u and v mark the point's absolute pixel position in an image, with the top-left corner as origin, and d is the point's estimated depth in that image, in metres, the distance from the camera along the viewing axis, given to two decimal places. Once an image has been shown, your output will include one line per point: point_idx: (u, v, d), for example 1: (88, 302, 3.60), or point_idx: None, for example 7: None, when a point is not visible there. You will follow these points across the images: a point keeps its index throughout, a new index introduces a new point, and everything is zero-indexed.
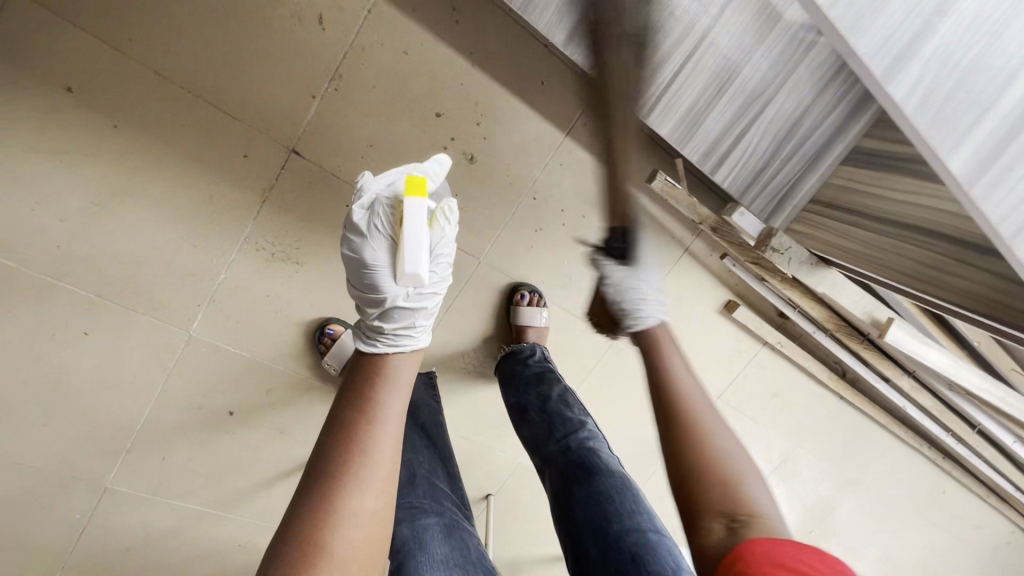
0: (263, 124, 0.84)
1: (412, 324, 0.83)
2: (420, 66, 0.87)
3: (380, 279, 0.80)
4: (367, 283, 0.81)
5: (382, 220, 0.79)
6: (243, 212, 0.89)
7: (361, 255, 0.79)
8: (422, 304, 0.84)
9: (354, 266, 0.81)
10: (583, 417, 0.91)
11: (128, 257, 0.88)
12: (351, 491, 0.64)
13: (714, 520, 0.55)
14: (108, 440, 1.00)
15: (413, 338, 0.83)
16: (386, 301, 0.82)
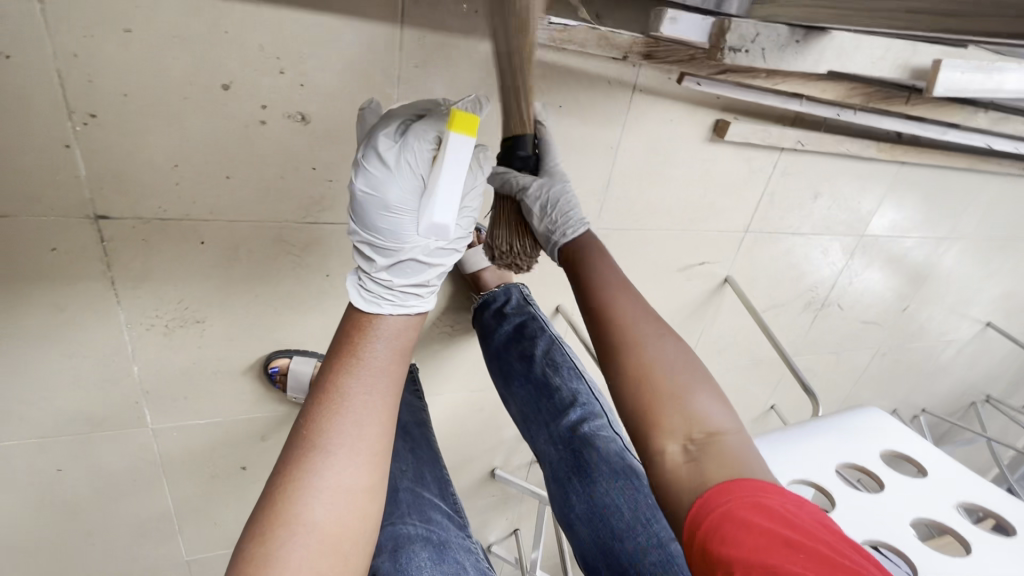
0: (44, 206, 0.67)
1: (426, 284, 0.70)
2: (160, 36, 0.62)
3: (400, 224, 0.65)
4: (383, 228, 0.66)
5: (415, 155, 0.63)
6: (103, 302, 0.76)
7: (381, 192, 0.63)
8: (440, 263, 0.70)
9: (365, 198, 0.64)
10: (574, 385, 0.82)
11: (32, 397, 0.80)
12: (331, 464, 0.57)
13: (671, 443, 0.54)
14: (157, 531, 1.03)
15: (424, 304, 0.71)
16: (402, 253, 0.66)
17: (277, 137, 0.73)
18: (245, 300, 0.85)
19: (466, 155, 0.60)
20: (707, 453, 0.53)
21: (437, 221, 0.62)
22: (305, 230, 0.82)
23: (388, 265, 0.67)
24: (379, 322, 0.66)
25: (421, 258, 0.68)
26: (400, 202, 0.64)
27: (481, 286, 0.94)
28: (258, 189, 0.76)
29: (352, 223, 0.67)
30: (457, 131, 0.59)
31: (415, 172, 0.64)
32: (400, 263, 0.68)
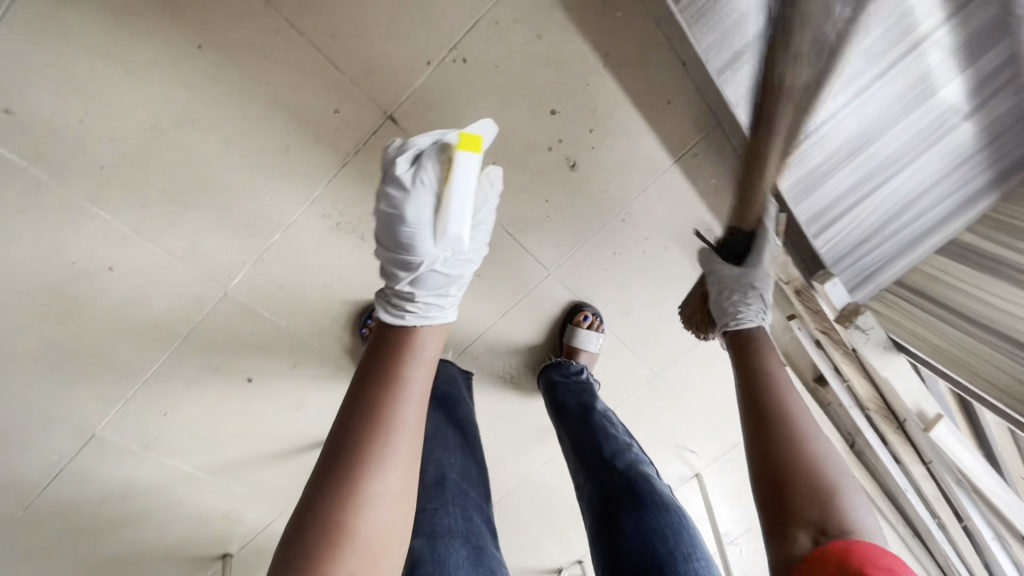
0: (366, 81, 0.74)
1: (445, 293, 0.72)
2: (552, 55, 0.76)
3: (418, 239, 0.67)
4: (404, 242, 0.67)
5: (429, 169, 0.65)
6: (319, 171, 0.79)
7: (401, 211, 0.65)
8: (457, 271, 0.73)
9: (388, 219, 0.66)
10: (627, 438, 0.88)
11: (178, 194, 0.76)
12: (372, 483, 0.56)
13: (802, 531, 0.53)
14: (110, 385, 0.89)
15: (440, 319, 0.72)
16: (420, 263, 0.69)
17: (546, 164, 0.86)
18: None
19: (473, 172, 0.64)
20: (842, 544, 0.50)
21: (453, 234, 0.66)
22: (496, 233, 0.92)
23: (407, 275, 0.69)
24: (418, 342, 0.66)
25: (430, 273, 0.70)
26: (419, 216, 0.66)
27: (571, 359, 1.02)
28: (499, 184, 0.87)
29: (382, 243, 0.69)
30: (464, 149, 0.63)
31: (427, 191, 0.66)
32: (420, 277, 0.70)
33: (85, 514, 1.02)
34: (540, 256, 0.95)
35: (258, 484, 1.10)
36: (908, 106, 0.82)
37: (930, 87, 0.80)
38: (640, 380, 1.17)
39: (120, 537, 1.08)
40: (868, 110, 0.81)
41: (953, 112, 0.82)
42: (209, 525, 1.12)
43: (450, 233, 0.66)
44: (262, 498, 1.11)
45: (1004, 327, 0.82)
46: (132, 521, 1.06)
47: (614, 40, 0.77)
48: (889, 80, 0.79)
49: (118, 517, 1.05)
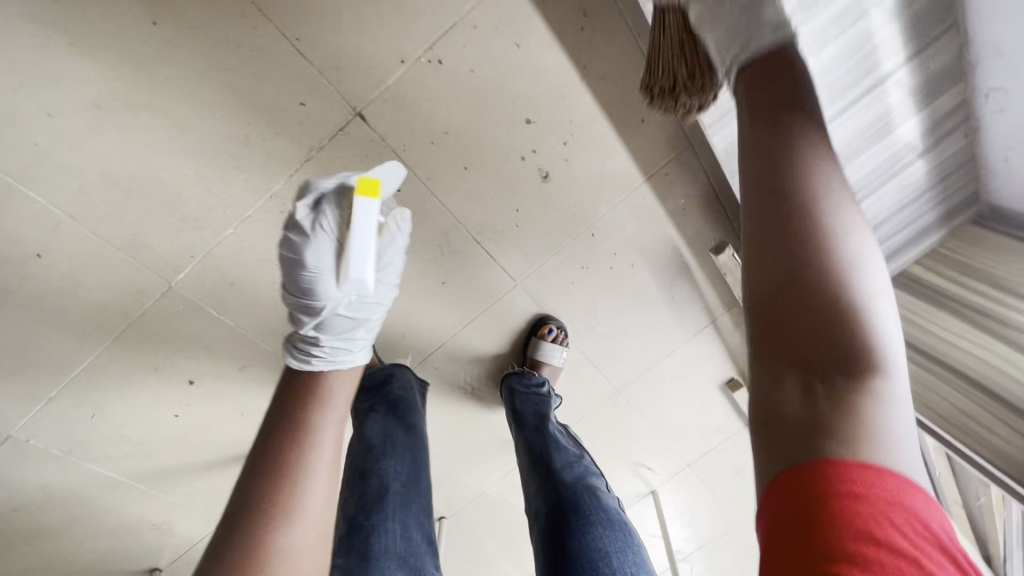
0: (335, 76, 0.71)
1: (352, 338, 0.67)
2: (529, 64, 0.75)
3: (320, 286, 0.61)
4: (305, 288, 0.61)
5: (329, 209, 0.59)
6: (280, 166, 0.75)
7: (298, 257, 0.59)
8: (365, 317, 0.67)
9: (286, 262, 0.60)
10: (580, 452, 0.86)
11: (122, 179, 0.71)
12: (283, 537, 0.51)
13: (798, 350, 0.35)
14: (31, 383, 0.82)
15: (350, 363, 0.67)
16: (324, 310, 0.62)
17: (518, 173, 0.85)
18: None
19: (372, 217, 0.59)
20: (851, 384, 0.33)
21: (357, 278, 0.60)
22: (463, 240, 0.89)
23: (309, 322, 0.63)
24: (328, 389, 0.64)
25: (336, 318, 0.64)
26: (319, 261, 0.59)
27: (533, 372, 1.00)
28: (469, 191, 0.85)
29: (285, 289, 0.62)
30: (363, 195, 0.59)
31: (329, 236, 0.60)
32: (324, 322, 0.64)
33: None
34: (507, 267, 0.94)
35: (194, 496, 1.02)
36: (869, 142, 0.86)
37: (890, 125, 0.85)
38: (601, 395, 1.17)
39: (31, 549, 0.98)
40: (837, 145, 0.85)
41: (912, 152, 0.88)
42: (136, 539, 1.04)
43: (353, 278, 0.60)
44: (197, 510, 1.04)
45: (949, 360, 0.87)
46: (48, 533, 0.97)
47: (594, 53, 0.77)
48: (854, 115, 0.83)
49: (30, 526, 0.95)
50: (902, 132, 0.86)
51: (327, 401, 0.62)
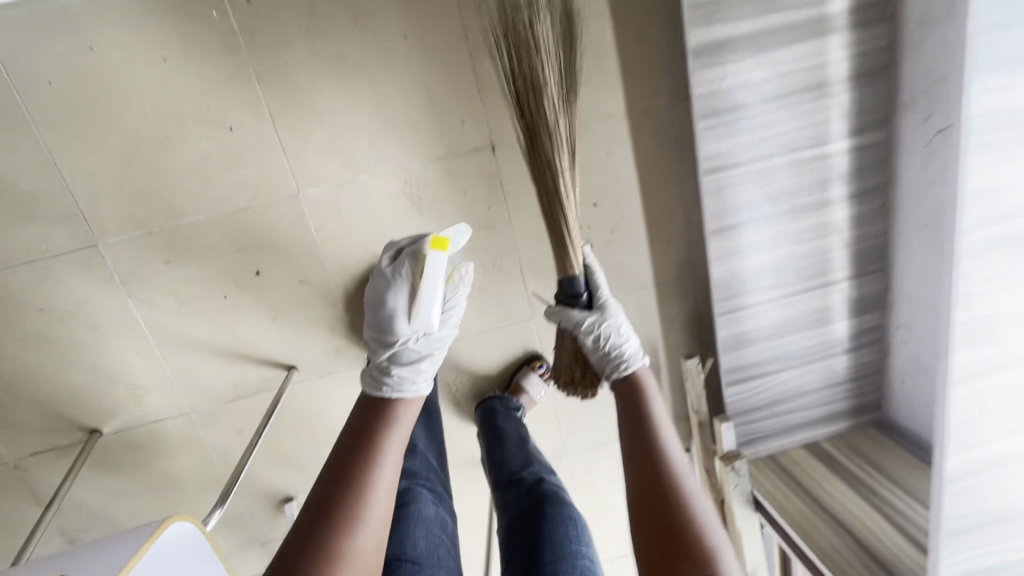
0: (492, 117, 1.02)
1: (418, 366, 0.87)
2: (613, 170, 1.08)
3: (396, 319, 0.89)
4: (385, 324, 0.89)
5: (408, 266, 0.90)
6: (423, 152, 1.03)
7: (385, 298, 0.89)
8: (427, 351, 0.89)
9: (376, 307, 0.91)
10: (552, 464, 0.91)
11: (319, 109, 0.97)
12: (353, 533, 0.66)
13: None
14: (145, 213, 0.98)
15: (418, 390, 0.84)
16: (397, 339, 0.88)
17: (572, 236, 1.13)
18: None
19: (440, 265, 0.88)
20: None
21: (422, 314, 0.87)
22: (512, 266, 1.14)
23: (389, 351, 0.88)
24: (400, 410, 0.81)
25: (408, 347, 0.89)
26: (397, 301, 0.89)
27: (514, 395, 1.17)
28: (533, 233, 1.12)
29: (373, 327, 0.91)
30: (435, 246, 0.89)
31: (405, 281, 0.90)
32: (397, 353, 0.88)
33: (11, 314, 1.01)
34: (532, 301, 1.17)
35: (181, 376, 1.10)
36: (815, 323, 1.15)
37: (829, 318, 1.15)
38: (550, 452, 1.32)
39: (19, 354, 1.03)
40: (788, 314, 1.13)
41: (837, 347, 1.17)
42: (104, 392, 1.09)
43: (422, 315, 0.88)
44: (174, 390, 1.11)
45: (835, 512, 1.08)
46: (45, 345, 1.04)
47: (655, 182, 1.10)
48: (809, 297, 1.12)
49: (36, 334, 1.03)
50: (836, 328, 1.16)
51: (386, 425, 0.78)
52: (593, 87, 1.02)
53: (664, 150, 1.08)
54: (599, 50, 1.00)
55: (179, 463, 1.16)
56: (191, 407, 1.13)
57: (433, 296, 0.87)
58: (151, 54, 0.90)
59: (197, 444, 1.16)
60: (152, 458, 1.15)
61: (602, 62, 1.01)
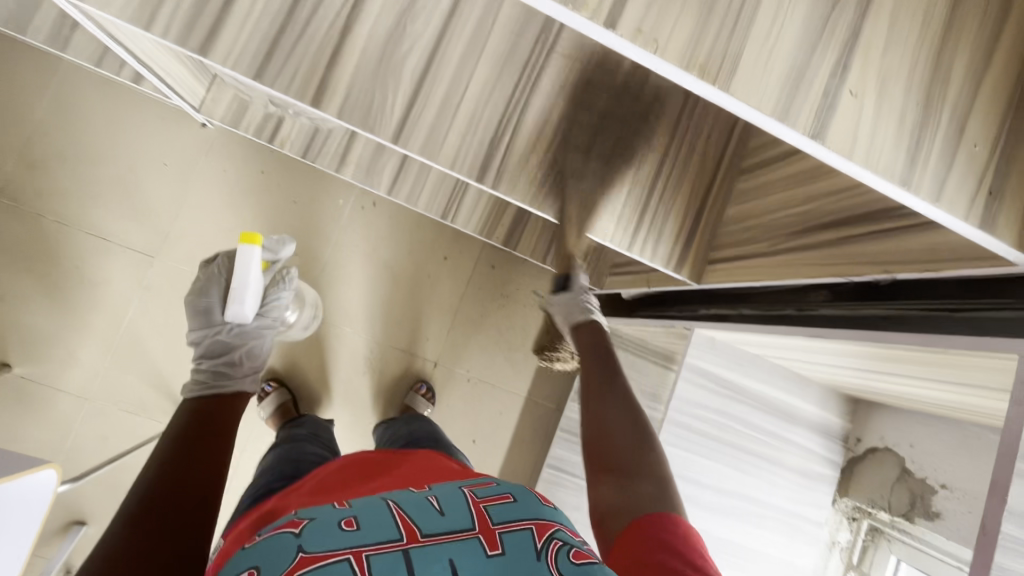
0: (445, 346, 1.49)
1: (236, 358, 1.08)
2: (497, 425, 1.50)
3: (210, 314, 1.09)
4: (202, 317, 1.10)
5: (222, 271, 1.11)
6: (392, 339, 1.47)
7: (199, 297, 1.09)
8: (240, 342, 1.10)
9: (195, 307, 1.09)
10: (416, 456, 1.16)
11: (353, 278, 1.45)
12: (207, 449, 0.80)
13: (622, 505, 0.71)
14: (199, 260, 1.35)
15: (242, 382, 1.05)
16: (210, 330, 1.09)
17: None
18: (363, 398, 1.45)
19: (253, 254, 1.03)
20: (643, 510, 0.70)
21: (234, 306, 1.06)
22: None
23: (205, 345, 1.08)
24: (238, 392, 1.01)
25: (223, 338, 1.09)
26: (209, 298, 1.09)
27: None
28: None
29: (193, 327, 1.10)
30: (248, 243, 1.03)
31: (219, 278, 1.11)
32: (212, 344, 1.08)
33: (53, 257, 1.30)
34: None
35: (109, 370, 1.31)
36: None
37: None
38: None
39: (24, 282, 1.28)
40: None
41: None
42: (46, 344, 1.29)
43: (232, 305, 1.06)
44: (94, 376, 1.30)
45: None
46: (48, 288, 1.29)
47: (519, 453, 1.50)
48: None
49: (51, 279, 1.29)
50: None
51: (213, 439, 0.82)
52: (513, 369, 1.51)
53: (535, 435, 1.51)
54: (530, 353, 1.52)
55: (33, 434, 1.27)
56: (92, 397, 1.30)
57: (245, 284, 1.05)
58: (289, 194, 1.40)
59: (63, 426, 1.29)
60: (20, 415, 1.27)
61: (527, 359, 1.52)
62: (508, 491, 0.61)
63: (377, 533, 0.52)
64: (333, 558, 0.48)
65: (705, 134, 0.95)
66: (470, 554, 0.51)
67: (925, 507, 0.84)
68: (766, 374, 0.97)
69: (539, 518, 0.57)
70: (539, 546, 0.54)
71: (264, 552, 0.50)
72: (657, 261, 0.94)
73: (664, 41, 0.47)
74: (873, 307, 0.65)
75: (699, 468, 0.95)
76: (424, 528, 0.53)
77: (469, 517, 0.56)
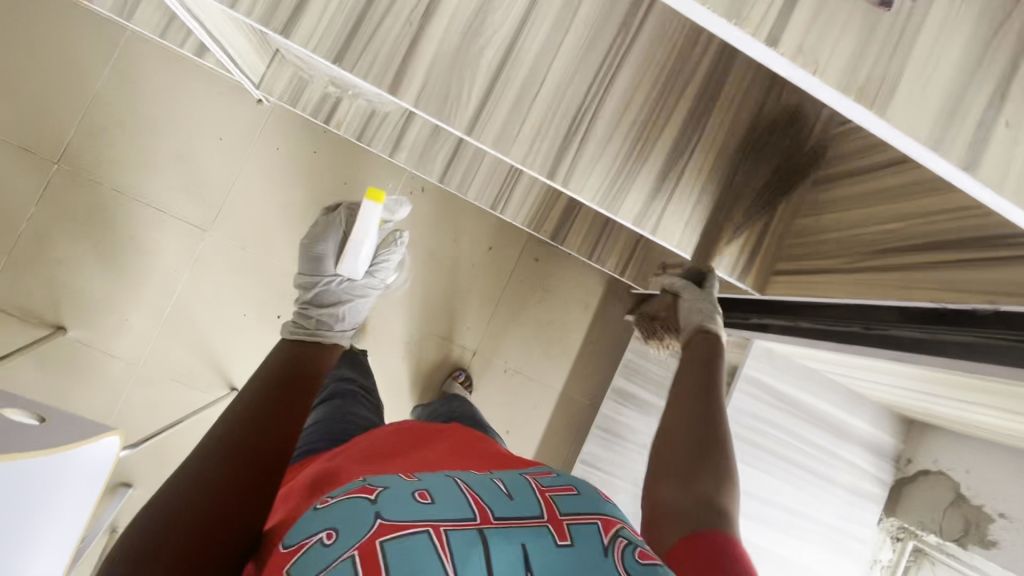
0: (483, 336, 1.50)
1: (337, 310, 1.09)
2: (529, 418, 1.51)
3: (324, 262, 1.15)
4: (314, 265, 1.15)
5: (342, 217, 1.17)
6: (431, 326, 1.48)
7: (316, 241, 1.16)
8: (347, 295, 1.14)
9: (309, 252, 1.16)
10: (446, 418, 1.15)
11: (398, 262, 1.45)
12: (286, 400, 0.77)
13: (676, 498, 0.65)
14: (249, 236, 1.36)
15: (337, 337, 1.03)
16: (323, 279, 1.14)
17: None
18: (401, 382, 1.46)
19: (373, 212, 1.12)
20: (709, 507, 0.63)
21: (348, 260, 1.13)
22: None
23: (315, 291, 1.12)
24: (333, 347, 1.00)
25: (331, 289, 1.13)
26: (325, 248, 1.15)
27: None
28: None
29: (305, 270, 1.16)
30: (372, 200, 1.12)
31: (338, 225, 1.17)
32: (320, 292, 1.13)
33: (109, 224, 1.32)
34: None
35: (158, 339, 1.34)
36: None
37: None
38: None
39: (81, 248, 1.31)
40: None
41: None
42: (99, 309, 1.32)
43: (346, 261, 1.14)
44: (143, 344, 1.33)
45: None
46: (104, 255, 1.32)
47: (550, 447, 1.51)
48: None
49: (107, 246, 1.32)
50: None
51: (290, 389, 0.79)
52: (550, 364, 1.52)
53: (567, 429, 1.52)
54: (567, 348, 1.52)
55: (85, 397, 1.31)
56: (142, 364, 1.33)
57: (363, 236, 1.12)
58: (340, 175, 1.40)
59: (113, 391, 1.32)
60: (73, 378, 1.31)
61: (564, 354, 1.52)
62: (571, 484, 0.56)
63: (450, 510, 0.46)
64: (411, 530, 0.43)
65: (780, 141, 0.93)
66: (541, 543, 0.46)
67: (980, 535, 0.84)
68: (821, 388, 0.96)
69: (604, 514, 0.52)
70: (607, 542, 0.48)
71: (340, 515, 0.45)
72: (723, 268, 0.92)
73: (823, 63, 0.47)
74: (968, 333, 0.63)
75: (749, 478, 0.94)
76: (497, 510, 0.48)
77: (538, 506, 0.50)
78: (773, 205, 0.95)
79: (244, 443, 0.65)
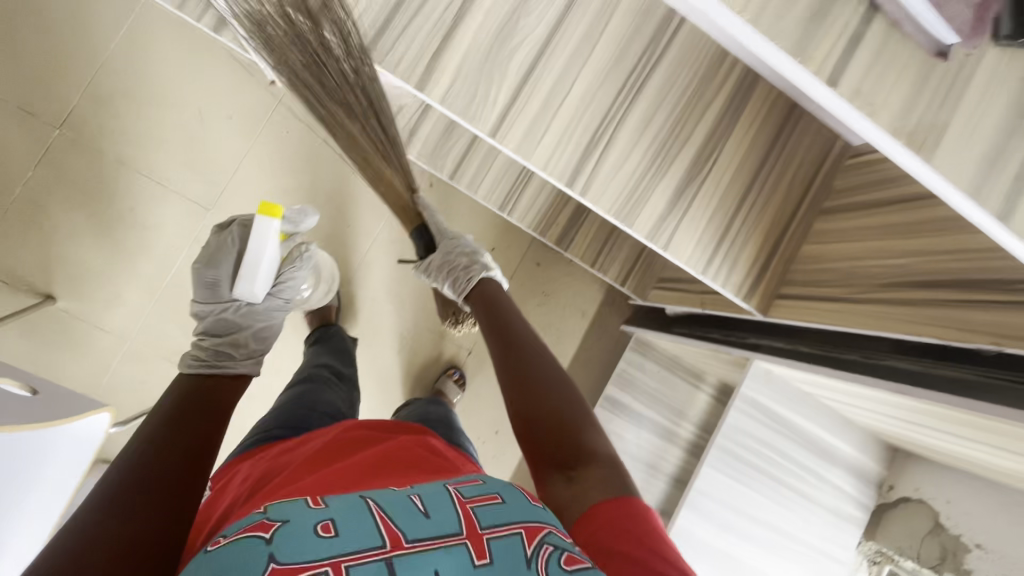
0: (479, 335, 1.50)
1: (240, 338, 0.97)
2: None
3: (221, 289, 0.99)
4: (208, 292, 0.99)
5: (236, 235, 0.99)
6: (428, 321, 1.47)
7: (208, 270, 0.98)
8: (249, 321, 1.00)
9: (201, 282, 0.99)
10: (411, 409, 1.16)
11: (399, 255, 1.44)
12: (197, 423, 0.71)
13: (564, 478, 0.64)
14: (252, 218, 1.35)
15: (243, 363, 0.93)
16: (218, 308, 0.99)
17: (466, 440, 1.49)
18: (394, 376, 1.46)
19: (270, 228, 0.94)
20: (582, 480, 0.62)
21: (242, 286, 0.97)
22: None
23: (212, 320, 0.99)
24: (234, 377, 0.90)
25: (230, 316, 0.99)
26: (218, 274, 0.98)
27: None
28: None
29: (198, 299, 1.00)
30: (267, 213, 0.94)
31: (232, 246, 0.98)
32: (217, 322, 0.99)
33: (108, 195, 1.29)
34: None
35: (150, 315, 1.31)
36: None
37: None
38: None
39: (76, 216, 1.28)
40: None
41: None
42: (93, 280, 1.29)
43: (242, 284, 0.97)
44: (135, 319, 1.31)
45: None
46: (101, 226, 1.28)
47: None
48: None
49: (105, 217, 1.29)
50: None
51: (213, 409, 0.76)
52: None
53: None
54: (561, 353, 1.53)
55: (71, 368, 1.28)
56: (132, 339, 1.31)
57: (257, 267, 0.95)
58: (348, 164, 1.39)
59: (101, 364, 1.30)
60: (59, 348, 1.28)
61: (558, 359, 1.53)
62: (497, 490, 0.52)
63: (354, 539, 0.42)
64: (309, 572, 0.39)
65: (795, 169, 0.95)
66: (457, 567, 0.43)
67: (956, 563, 0.88)
68: (813, 413, 0.99)
69: (532, 521, 0.49)
70: (531, 554, 0.46)
71: (226, 558, 0.40)
72: (729, 288, 0.94)
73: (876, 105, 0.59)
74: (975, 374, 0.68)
75: (738, 496, 0.97)
76: (408, 532, 0.44)
77: (457, 520, 0.46)
78: (784, 230, 0.95)
79: (149, 477, 0.60)
